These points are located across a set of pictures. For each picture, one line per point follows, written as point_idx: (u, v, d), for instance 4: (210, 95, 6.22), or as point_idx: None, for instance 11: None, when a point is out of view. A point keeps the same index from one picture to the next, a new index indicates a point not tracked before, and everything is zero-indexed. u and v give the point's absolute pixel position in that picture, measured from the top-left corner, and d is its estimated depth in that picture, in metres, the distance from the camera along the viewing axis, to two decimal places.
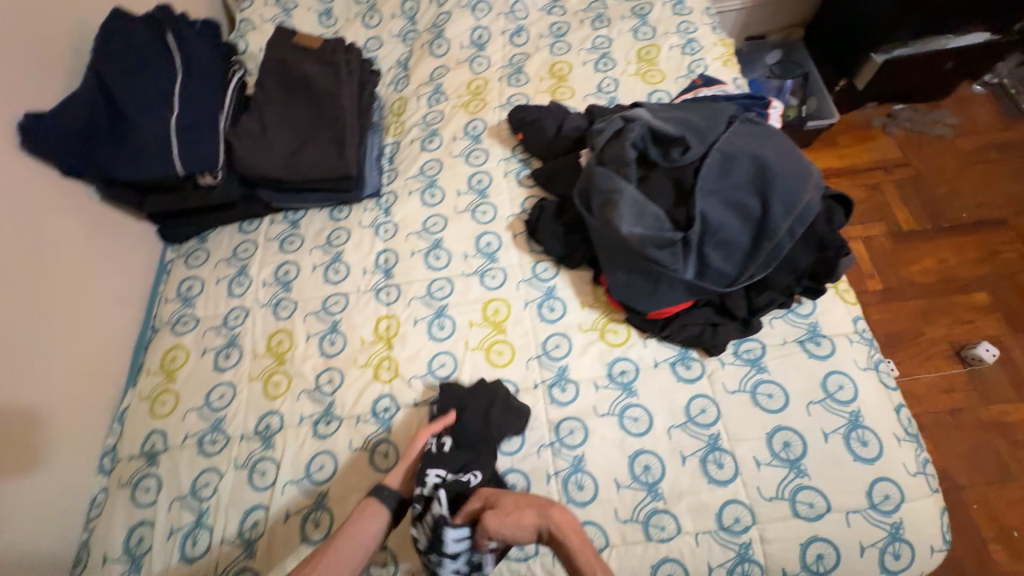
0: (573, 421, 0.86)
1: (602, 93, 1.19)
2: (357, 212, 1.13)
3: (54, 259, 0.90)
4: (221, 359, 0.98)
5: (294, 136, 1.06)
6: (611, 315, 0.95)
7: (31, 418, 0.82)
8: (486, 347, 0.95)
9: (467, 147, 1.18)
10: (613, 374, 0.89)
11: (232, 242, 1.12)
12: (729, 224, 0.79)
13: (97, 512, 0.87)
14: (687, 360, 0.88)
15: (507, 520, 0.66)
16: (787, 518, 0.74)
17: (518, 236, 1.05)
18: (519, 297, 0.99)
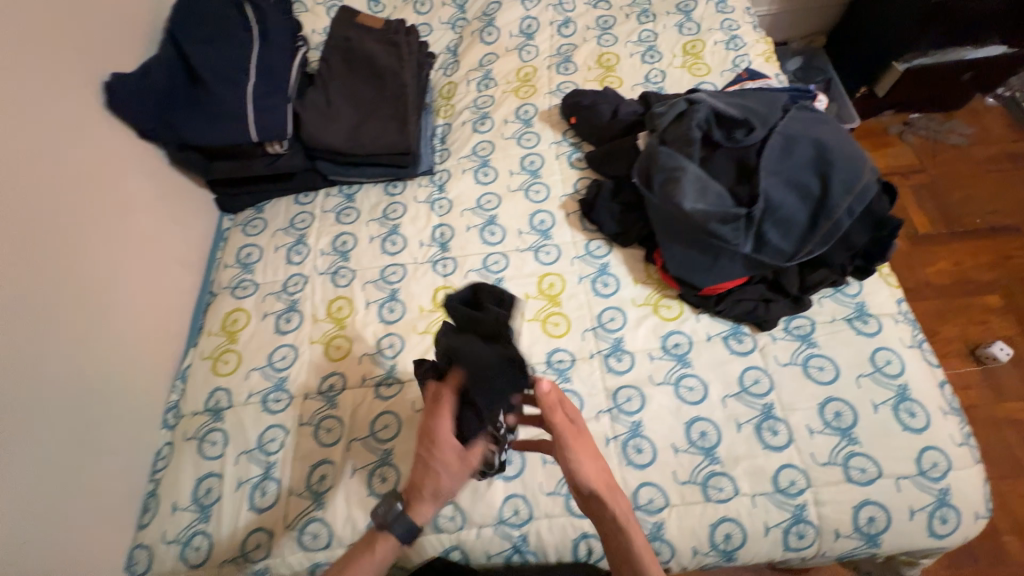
0: (631, 389, 0.89)
1: (649, 83, 1.24)
2: (411, 187, 1.15)
3: (129, 214, 0.93)
4: (282, 322, 1.00)
5: (356, 110, 1.09)
6: (663, 291, 0.98)
7: (108, 366, 0.84)
8: (542, 318, 0.98)
9: (519, 130, 1.22)
10: (666, 346, 0.93)
11: (289, 212, 1.14)
12: (789, 202, 0.83)
13: (164, 464, 0.88)
14: (739, 334, 0.92)
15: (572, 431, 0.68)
16: (840, 482, 0.77)
17: (572, 215, 1.08)
18: (573, 272, 1.02)
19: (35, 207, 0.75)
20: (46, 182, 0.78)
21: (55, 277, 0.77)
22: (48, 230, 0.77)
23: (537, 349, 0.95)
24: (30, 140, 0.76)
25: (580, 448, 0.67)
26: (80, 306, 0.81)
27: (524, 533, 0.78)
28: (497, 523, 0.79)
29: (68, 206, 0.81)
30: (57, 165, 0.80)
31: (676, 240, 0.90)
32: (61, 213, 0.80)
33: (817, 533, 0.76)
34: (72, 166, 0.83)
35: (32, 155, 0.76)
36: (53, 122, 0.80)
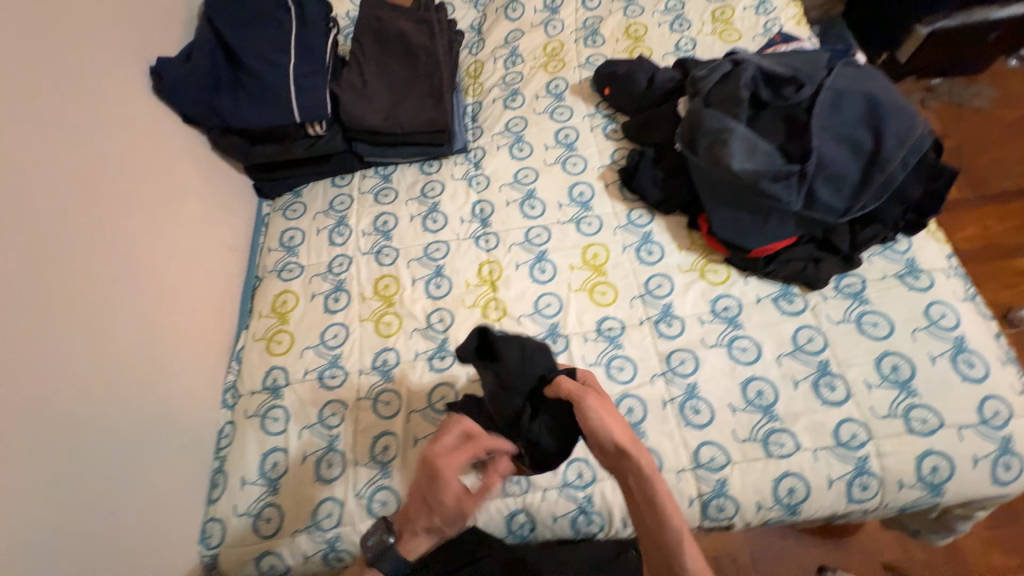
0: (684, 352, 0.90)
1: (680, 51, 1.22)
2: (447, 165, 1.16)
3: (177, 198, 0.95)
4: (330, 302, 1.01)
5: (392, 90, 1.10)
6: (709, 257, 0.98)
7: (170, 345, 0.87)
8: (589, 288, 0.98)
9: (551, 104, 1.21)
10: (716, 310, 0.93)
11: (327, 194, 1.14)
12: (842, 156, 0.83)
13: (228, 442, 0.90)
14: (789, 295, 0.92)
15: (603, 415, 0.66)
16: (902, 433, 0.78)
17: (611, 186, 1.08)
18: (616, 242, 1.02)
19: (92, 190, 0.77)
20: (99, 166, 0.79)
21: (116, 258, 0.79)
22: (106, 212, 0.79)
23: (586, 318, 0.95)
24: (82, 125, 0.77)
25: (599, 408, 0.66)
26: (141, 287, 0.83)
27: (589, 494, 0.80)
28: (562, 485, 0.80)
29: (122, 189, 0.83)
30: (109, 149, 0.82)
31: (723, 202, 0.90)
32: (116, 196, 0.81)
33: (881, 485, 0.77)
34: (122, 151, 0.84)
35: (85, 139, 0.78)
36: (102, 108, 0.82)
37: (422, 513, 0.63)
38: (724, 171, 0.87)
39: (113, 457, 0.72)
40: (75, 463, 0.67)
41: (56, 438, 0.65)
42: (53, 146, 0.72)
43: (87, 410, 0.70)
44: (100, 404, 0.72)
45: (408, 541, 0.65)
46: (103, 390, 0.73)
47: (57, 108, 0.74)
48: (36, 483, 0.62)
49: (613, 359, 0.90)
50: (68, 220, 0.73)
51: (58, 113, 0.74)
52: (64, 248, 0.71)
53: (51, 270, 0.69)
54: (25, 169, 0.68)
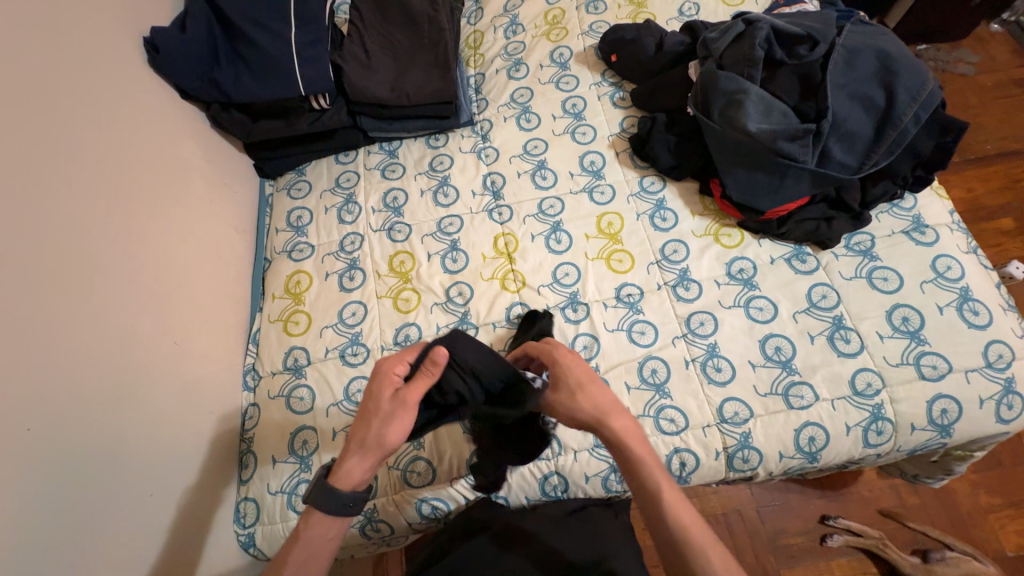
0: (703, 314, 0.91)
1: (684, 16, 1.21)
2: (454, 138, 1.13)
3: (182, 177, 0.92)
4: (345, 280, 0.99)
5: (396, 61, 1.07)
6: (722, 220, 0.99)
7: (188, 327, 0.85)
8: (606, 256, 0.99)
9: (556, 73, 1.19)
10: (732, 272, 0.94)
11: (332, 172, 1.11)
12: (855, 115, 0.85)
13: (253, 424, 0.90)
14: (802, 254, 0.94)
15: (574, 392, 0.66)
16: (914, 380, 0.82)
17: (622, 154, 1.08)
18: (630, 210, 1.02)
19: (96, 169, 0.74)
20: (101, 144, 0.76)
21: (126, 238, 0.77)
22: (111, 191, 0.76)
23: (605, 285, 0.96)
24: (78, 101, 0.74)
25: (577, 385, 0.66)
26: (155, 268, 0.81)
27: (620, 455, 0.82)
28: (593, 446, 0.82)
29: (126, 168, 0.80)
30: (107, 124, 0.78)
31: (738, 163, 0.91)
32: (120, 174, 0.79)
33: (894, 429, 0.81)
34: (122, 128, 0.81)
35: (83, 115, 0.74)
36: (97, 83, 0.78)
37: (352, 429, 0.65)
38: (739, 132, 0.88)
39: (144, 439, 0.72)
40: (109, 445, 0.66)
41: (88, 420, 0.64)
42: (51, 122, 0.69)
43: (116, 393, 0.69)
44: (127, 387, 0.71)
45: (337, 469, 0.64)
46: (129, 373, 0.72)
47: (50, 82, 0.70)
48: (72, 466, 0.61)
49: (634, 324, 0.92)
50: (75, 199, 0.70)
51: (53, 88, 0.70)
52: (73, 228, 0.69)
53: (64, 252, 0.67)
54: (25, 147, 0.65)
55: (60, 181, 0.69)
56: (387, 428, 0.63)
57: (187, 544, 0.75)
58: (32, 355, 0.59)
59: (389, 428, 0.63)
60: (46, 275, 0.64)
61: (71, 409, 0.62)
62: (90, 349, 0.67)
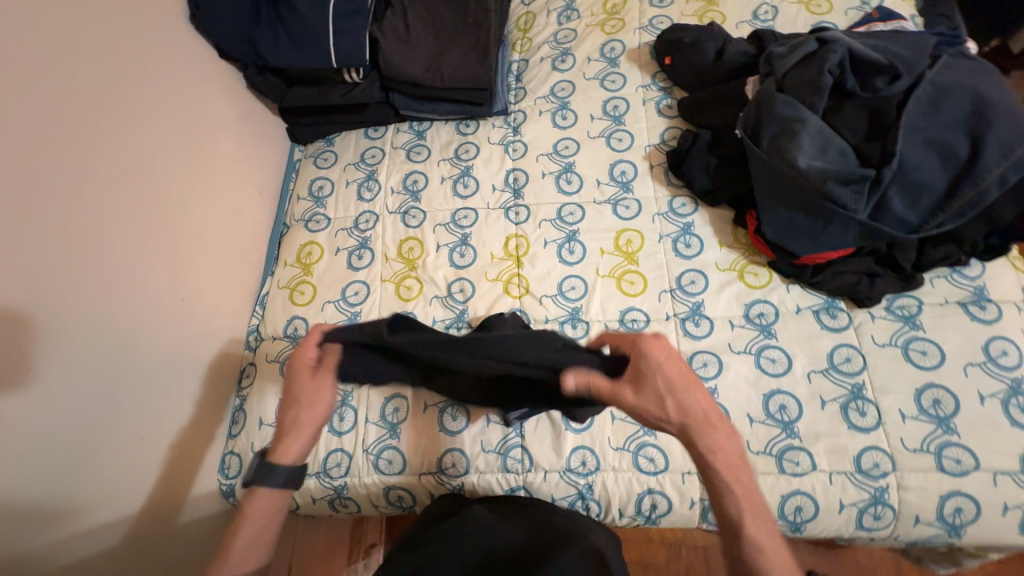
0: (707, 355, 0.85)
1: (757, 20, 1.08)
2: (485, 127, 1.10)
3: (211, 137, 0.94)
4: (354, 258, 1.00)
5: (436, 39, 1.03)
6: (750, 257, 0.92)
7: (201, 284, 0.89)
8: (617, 276, 0.94)
9: (603, 69, 1.11)
10: (750, 315, 0.87)
11: (359, 146, 1.11)
12: (927, 164, 0.74)
13: (249, 382, 0.93)
14: (833, 309, 0.85)
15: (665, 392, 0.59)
16: (929, 470, 0.73)
17: (656, 168, 1.00)
18: (653, 229, 0.96)
19: (124, 123, 0.77)
20: (132, 98, 0.78)
21: (148, 193, 0.80)
22: (138, 146, 0.79)
23: (610, 306, 0.91)
24: (113, 55, 0.76)
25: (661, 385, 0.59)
26: (173, 224, 0.84)
27: (588, 483, 0.80)
28: (563, 468, 0.81)
29: (156, 124, 0.82)
30: (141, 80, 0.80)
31: (778, 199, 0.82)
32: (150, 130, 0.81)
33: (895, 517, 0.74)
34: (155, 84, 0.83)
35: (117, 69, 0.76)
36: (134, 38, 0.80)
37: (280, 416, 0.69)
38: (786, 166, 0.80)
39: (141, 386, 0.77)
40: (103, 388, 0.71)
41: (85, 365, 0.69)
42: (83, 76, 0.72)
43: (117, 342, 0.73)
44: (129, 336, 0.75)
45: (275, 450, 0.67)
46: (133, 324, 0.76)
47: (91, 35, 0.73)
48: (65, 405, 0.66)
49: None
50: (100, 153, 0.73)
51: (89, 41, 0.73)
52: (97, 181, 0.72)
53: (85, 204, 0.70)
54: (59, 97, 0.68)
55: (87, 134, 0.71)
56: (313, 408, 0.68)
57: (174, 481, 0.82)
58: (35, 299, 0.64)
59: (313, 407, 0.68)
60: (62, 226, 0.67)
61: (69, 351, 0.67)
62: (97, 299, 0.71)
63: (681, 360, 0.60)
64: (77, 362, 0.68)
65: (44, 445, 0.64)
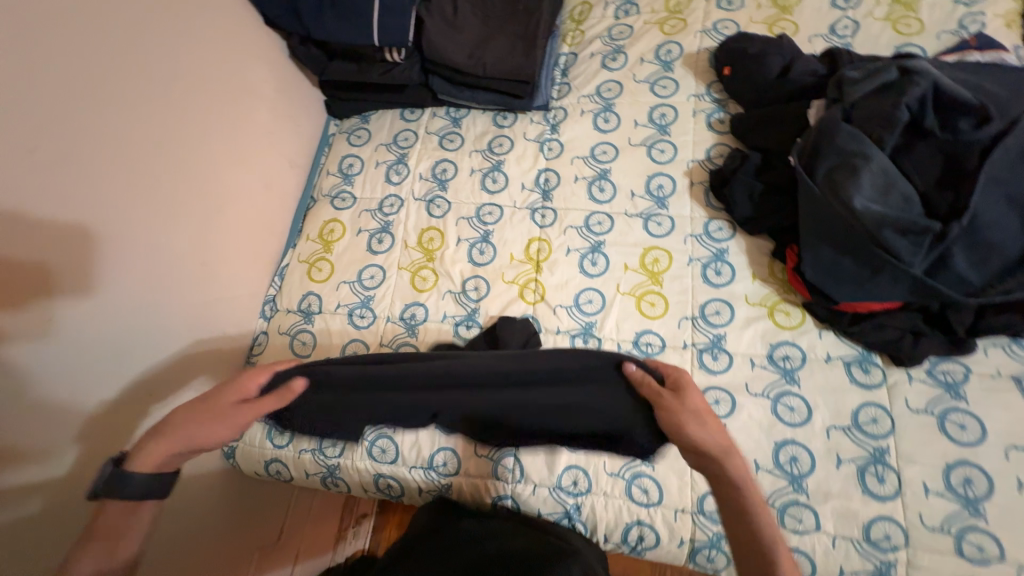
0: (721, 392, 0.81)
1: (834, 35, 0.99)
2: (523, 121, 1.06)
3: (248, 104, 0.94)
4: (374, 242, 1.00)
5: (483, 25, 0.99)
6: (784, 294, 0.86)
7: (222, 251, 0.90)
8: (638, 295, 0.90)
9: (655, 73, 1.05)
10: (773, 357, 0.82)
11: (393, 127, 1.09)
12: (1003, 223, 0.66)
13: (260, 350, 0.95)
14: (866, 363, 0.79)
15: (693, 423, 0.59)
16: (947, 554, 0.68)
17: (696, 186, 0.95)
18: (683, 251, 0.91)
19: (161, 84, 0.77)
20: (170, 58, 0.78)
21: (178, 154, 0.81)
22: (172, 108, 0.79)
23: (625, 326, 0.88)
24: (157, 14, 0.76)
25: (700, 405, 0.60)
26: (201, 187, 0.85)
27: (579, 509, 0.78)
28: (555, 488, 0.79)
29: (193, 86, 0.82)
30: (185, 42, 0.80)
31: (824, 239, 0.76)
32: (187, 92, 0.81)
33: None
34: (198, 46, 0.83)
35: (158, 28, 0.76)
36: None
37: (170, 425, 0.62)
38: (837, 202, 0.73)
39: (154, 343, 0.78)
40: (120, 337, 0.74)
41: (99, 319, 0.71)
42: (128, 35, 0.72)
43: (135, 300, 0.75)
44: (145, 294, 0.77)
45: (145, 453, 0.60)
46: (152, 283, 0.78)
47: None
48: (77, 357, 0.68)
49: None
50: (134, 111, 0.74)
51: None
52: (128, 140, 0.73)
53: (112, 161, 0.71)
54: (101, 54, 0.69)
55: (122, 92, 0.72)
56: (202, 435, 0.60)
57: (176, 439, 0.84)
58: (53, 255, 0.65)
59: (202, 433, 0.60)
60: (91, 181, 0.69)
61: (89, 299, 0.69)
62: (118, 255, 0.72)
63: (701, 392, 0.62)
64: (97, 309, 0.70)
65: (65, 379, 0.68)
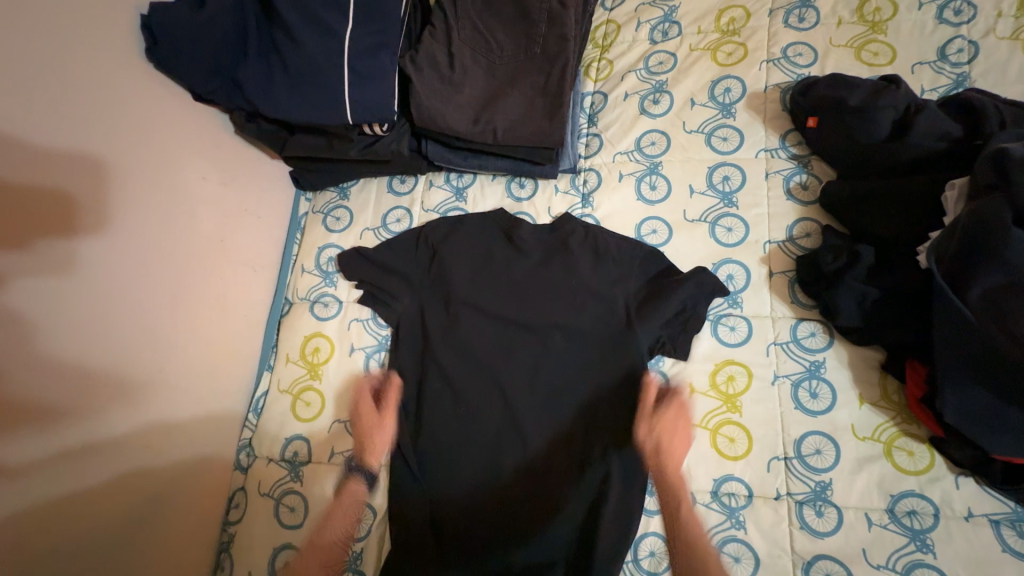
0: (832, 563, 0.64)
1: (945, 63, 0.76)
2: (546, 192, 0.84)
3: (187, 214, 0.73)
4: (372, 364, 0.80)
5: (487, 77, 0.76)
6: (903, 426, 0.67)
7: (174, 387, 0.72)
8: (711, 427, 0.71)
9: (711, 119, 0.81)
10: (895, 512, 0.64)
11: (381, 204, 0.87)
12: None
13: (237, 516, 0.76)
14: (1021, 524, 0.61)
15: (662, 430, 0.69)
16: None
17: (776, 276, 0.74)
18: (766, 366, 0.72)
19: (80, 194, 0.60)
20: (85, 166, 0.61)
21: (121, 265, 0.65)
22: (92, 222, 0.62)
23: (700, 470, 0.70)
24: (60, 111, 0.59)
25: (674, 423, 0.69)
26: (164, 294, 0.70)
27: None
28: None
29: (140, 189, 0.67)
30: (92, 160, 0.62)
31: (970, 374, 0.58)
32: (132, 198, 0.66)
33: None
34: (146, 142, 0.68)
35: (60, 124, 0.58)
36: (102, 87, 0.63)
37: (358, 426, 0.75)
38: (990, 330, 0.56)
39: (127, 474, 0.66)
40: (70, 446, 0.60)
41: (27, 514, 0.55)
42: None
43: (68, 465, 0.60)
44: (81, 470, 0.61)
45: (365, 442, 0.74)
46: (89, 418, 0.62)
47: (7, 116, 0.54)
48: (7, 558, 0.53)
49: (726, 543, 0.67)
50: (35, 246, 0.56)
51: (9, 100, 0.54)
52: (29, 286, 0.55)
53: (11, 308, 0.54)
54: None
55: (17, 217, 0.55)
56: (377, 439, 0.74)
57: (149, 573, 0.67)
58: None
59: (376, 447, 0.74)
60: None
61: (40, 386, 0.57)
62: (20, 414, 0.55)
63: (687, 429, 0.70)
64: (56, 354, 0.58)
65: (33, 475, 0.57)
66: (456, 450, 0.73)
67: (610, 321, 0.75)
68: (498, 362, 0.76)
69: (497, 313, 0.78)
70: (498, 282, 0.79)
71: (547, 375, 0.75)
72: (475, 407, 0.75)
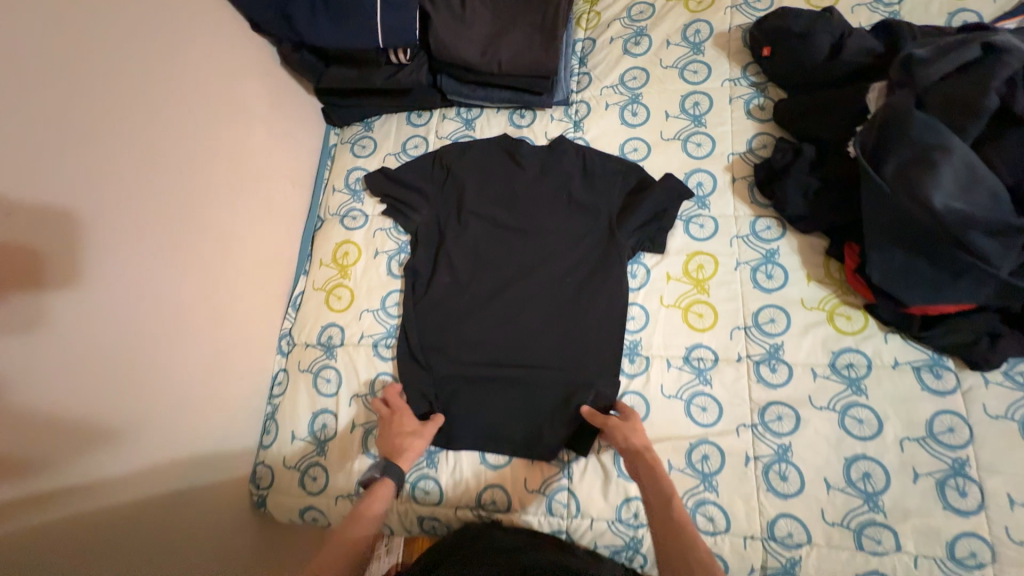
0: (784, 407, 0.76)
1: (878, 4, 0.90)
2: (543, 119, 0.98)
3: (244, 127, 0.86)
4: (395, 264, 0.93)
5: (494, 17, 0.90)
6: (842, 296, 0.80)
7: (234, 271, 0.84)
8: (684, 305, 0.84)
9: (684, 56, 0.95)
10: (836, 365, 0.77)
11: (400, 134, 1.01)
12: None
13: (281, 391, 0.89)
14: (937, 367, 0.74)
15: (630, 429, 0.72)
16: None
17: (738, 181, 0.87)
18: (730, 254, 0.85)
19: (130, 130, 0.68)
20: (172, 71, 0.74)
21: (178, 184, 0.74)
22: (133, 161, 0.68)
23: (674, 341, 0.83)
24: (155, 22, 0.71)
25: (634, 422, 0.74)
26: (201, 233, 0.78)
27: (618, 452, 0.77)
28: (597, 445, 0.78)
29: (179, 140, 0.74)
30: (176, 66, 0.74)
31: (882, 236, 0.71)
32: (171, 149, 0.73)
33: None
34: (182, 106, 0.75)
35: (154, 31, 0.71)
36: (168, 28, 0.73)
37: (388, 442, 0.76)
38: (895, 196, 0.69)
39: (165, 399, 0.71)
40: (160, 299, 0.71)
41: (100, 384, 0.63)
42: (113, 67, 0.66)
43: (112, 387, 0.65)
44: (124, 394, 0.66)
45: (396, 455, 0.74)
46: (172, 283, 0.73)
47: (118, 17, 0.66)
48: (99, 402, 0.63)
49: (696, 396, 0.79)
50: (99, 166, 0.63)
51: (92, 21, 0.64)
52: (104, 194, 0.64)
53: (105, 187, 0.64)
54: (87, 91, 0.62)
55: (124, 99, 0.67)
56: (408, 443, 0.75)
57: (194, 457, 0.76)
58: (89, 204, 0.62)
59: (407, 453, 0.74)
60: (49, 246, 0.58)
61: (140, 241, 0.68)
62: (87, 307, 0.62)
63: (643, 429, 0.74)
64: (151, 219, 0.70)
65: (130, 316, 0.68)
66: (468, 328, 0.86)
67: (598, 222, 0.88)
68: (502, 258, 0.89)
69: (499, 219, 0.91)
70: (491, 193, 0.93)
71: (543, 266, 0.88)
72: (483, 295, 0.88)
